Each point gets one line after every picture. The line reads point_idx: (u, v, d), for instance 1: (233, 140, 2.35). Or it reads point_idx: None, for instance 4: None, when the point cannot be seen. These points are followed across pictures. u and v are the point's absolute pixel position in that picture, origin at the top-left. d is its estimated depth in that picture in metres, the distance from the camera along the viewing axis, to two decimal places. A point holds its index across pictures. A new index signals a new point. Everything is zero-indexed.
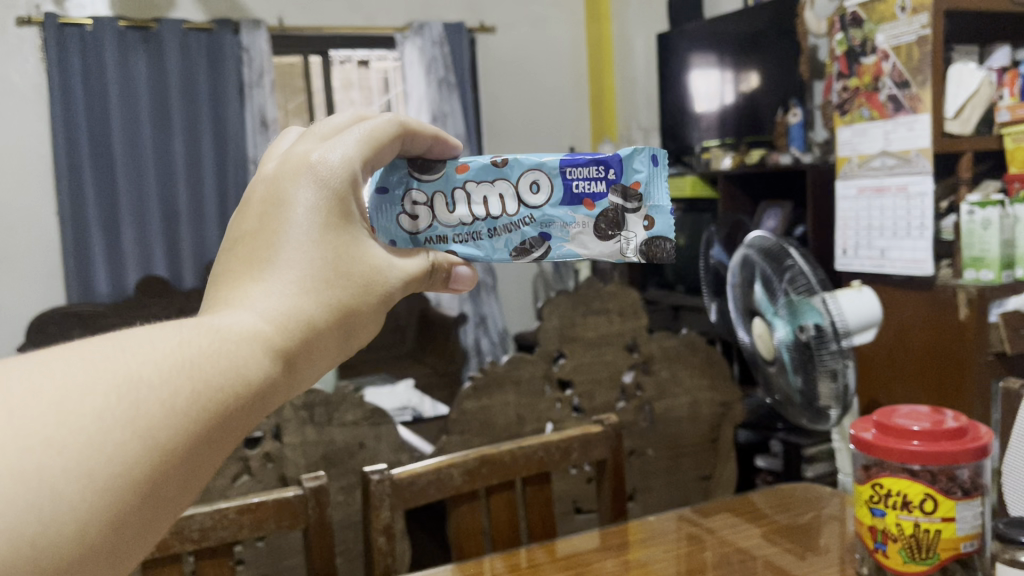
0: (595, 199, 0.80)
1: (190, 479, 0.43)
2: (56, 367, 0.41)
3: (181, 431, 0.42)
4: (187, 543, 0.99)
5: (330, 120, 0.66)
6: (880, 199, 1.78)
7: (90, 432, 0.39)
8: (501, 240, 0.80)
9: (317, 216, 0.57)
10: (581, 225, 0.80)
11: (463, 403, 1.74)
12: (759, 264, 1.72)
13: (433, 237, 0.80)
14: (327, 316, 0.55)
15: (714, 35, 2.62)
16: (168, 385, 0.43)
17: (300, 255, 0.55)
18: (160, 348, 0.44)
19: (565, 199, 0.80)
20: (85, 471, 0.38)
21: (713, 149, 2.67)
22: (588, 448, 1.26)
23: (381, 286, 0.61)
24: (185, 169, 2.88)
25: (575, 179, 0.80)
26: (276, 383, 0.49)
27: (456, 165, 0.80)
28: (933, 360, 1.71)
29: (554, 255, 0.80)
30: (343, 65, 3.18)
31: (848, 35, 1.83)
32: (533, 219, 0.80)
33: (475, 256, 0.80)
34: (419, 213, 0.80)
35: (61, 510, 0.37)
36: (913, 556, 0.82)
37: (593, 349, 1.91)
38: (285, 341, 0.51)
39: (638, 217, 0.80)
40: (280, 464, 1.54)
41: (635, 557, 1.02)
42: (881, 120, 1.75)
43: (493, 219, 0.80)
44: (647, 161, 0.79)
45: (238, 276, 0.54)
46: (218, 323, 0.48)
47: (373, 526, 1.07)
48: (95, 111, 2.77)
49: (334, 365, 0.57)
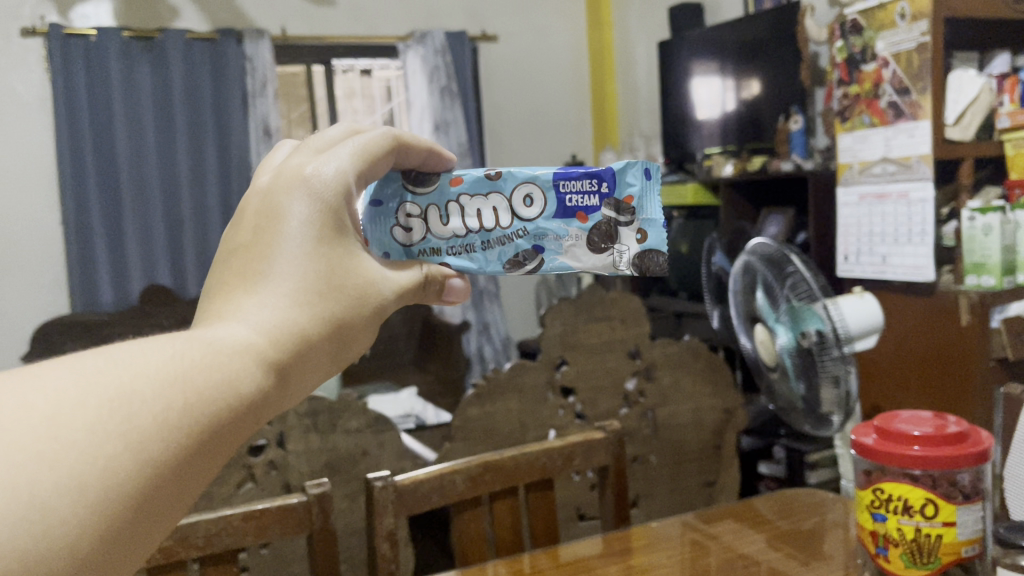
0: (588, 212, 0.80)
1: (182, 489, 0.44)
2: (48, 381, 0.42)
3: (173, 444, 0.43)
4: (192, 550, 0.99)
5: (325, 134, 0.67)
6: (880, 207, 1.79)
7: (83, 444, 0.40)
8: (494, 252, 0.81)
9: (313, 230, 0.58)
10: (574, 238, 0.80)
11: (466, 411, 1.75)
12: (760, 270, 1.73)
13: (426, 250, 0.81)
14: (319, 328, 0.55)
15: (715, 43, 2.63)
16: (161, 398, 0.43)
17: (297, 268, 0.56)
18: (152, 361, 0.45)
19: (558, 212, 0.81)
20: (78, 485, 0.39)
21: (715, 156, 2.68)
22: (590, 455, 1.27)
23: (377, 299, 0.62)
24: (189, 179, 2.89)
25: (568, 193, 0.80)
26: (268, 396, 0.50)
27: (451, 178, 0.81)
28: (936, 365, 1.71)
29: (546, 268, 0.81)
30: (346, 74, 3.19)
31: (849, 42, 1.84)
32: (526, 232, 0.81)
33: (468, 268, 0.81)
34: (413, 225, 0.80)
35: (55, 524, 0.38)
36: (914, 561, 0.82)
37: (596, 356, 1.92)
38: (277, 353, 0.52)
39: (631, 230, 0.80)
40: (285, 472, 1.57)
41: (638, 563, 1.02)
42: (881, 126, 1.76)
43: (486, 232, 0.81)
44: (640, 174, 0.79)
45: (231, 289, 0.54)
46: (210, 336, 0.49)
47: (377, 532, 1.07)
48: (98, 122, 2.79)
49: (328, 377, 0.58)
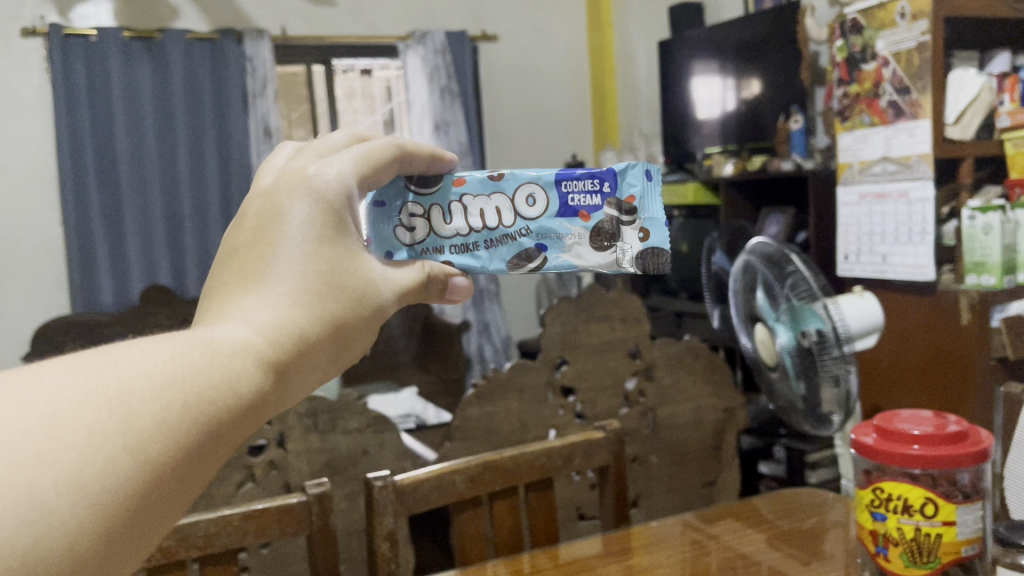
0: (590, 212, 0.80)
1: (181, 489, 0.44)
2: (48, 381, 0.42)
3: (172, 444, 0.43)
4: (192, 549, 0.99)
5: (328, 138, 0.67)
6: (880, 206, 1.79)
7: (82, 444, 0.40)
8: (497, 251, 0.81)
9: (315, 229, 0.58)
10: (577, 236, 0.80)
11: (466, 411, 1.75)
12: (760, 270, 1.73)
13: (430, 249, 0.81)
14: (318, 329, 0.55)
15: (714, 42, 2.64)
16: (160, 398, 0.43)
17: (297, 267, 0.56)
18: (151, 360, 0.45)
19: (560, 211, 0.81)
20: (77, 486, 0.39)
21: (715, 156, 2.68)
22: (590, 454, 1.27)
23: (377, 299, 0.62)
24: (189, 179, 2.90)
25: (570, 192, 0.80)
26: (268, 396, 0.50)
27: (453, 180, 0.81)
28: (936, 364, 1.71)
29: (549, 267, 0.81)
30: (346, 74, 3.18)
31: (849, 41, 1.84)
32: (528, 231, 0.81)
33: (471, 267, 0.81)
34: (416, 224, 0.80)
35: (53, 525, 0.38)
36: (914, 560, 0.82)
37: (596, 356, 1.92)
38: (277, 353, 0.52)
39: (633, 230, 0.80)
40: (285, 472, 1.55)
41: (638, 562, 1.02)
42: (882, 126, 1.75)
43: (489, 231, 0.81)
44: (641, 176, 0.79)
45: (231, 289, 0.54)
46: (209, 335, 0.49)
47: (376, 532, 1.07)
48: (99, 123, 2.79)
49: (327, 378, 0.58)
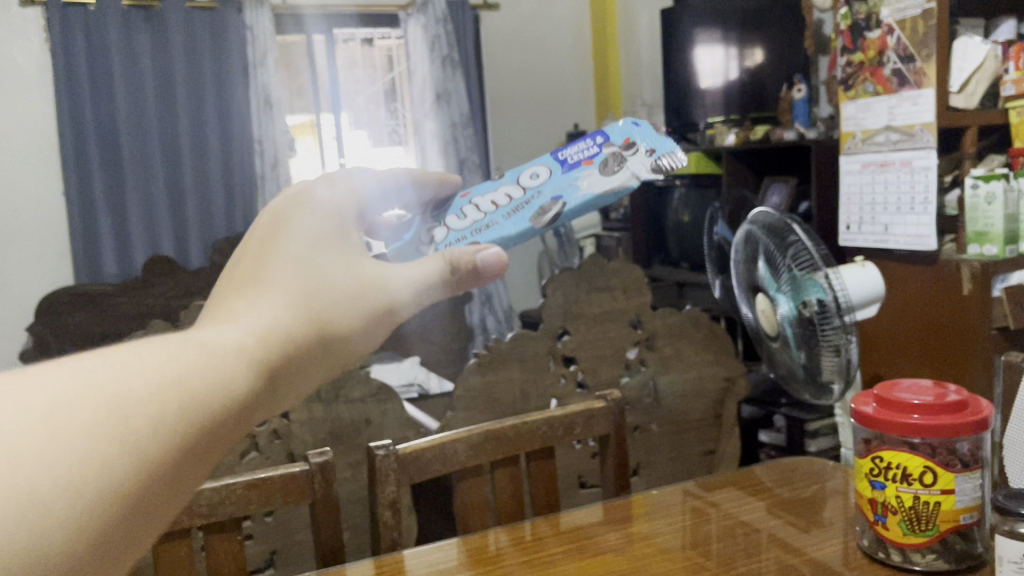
0: (592, 158, 0.86)
1: (175, 489, 0.44)
2: (46, 380, 0.42)
3: (166, 444, 0.43)
4: (197, 518, 1.00)
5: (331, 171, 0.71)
6: (886, 173, 1.77)
7: (79, 446, 0.40)
8: (516, 218, 0.84)
9: (306, 250, 0.58)
10: (587, 176, 0.85)
11: (468, 380, 1.76)
12: (762, 239, 1.72)
13: (454, 240, 0.83)
14: (316, 332, 0.55)
15: (719, 11, 2.61)
16: (156, 400, 0.44)
17: (291, 285, 0.55)
18: (148, 362, 0.45)
19: (564, 169, 0.87)
20: (73, 484, 0.39)
21: (718, 125, 2.66)
22: (592, 423, 1.27)
23: (379, 298, 0.61)
24: (190, 151, 2.97)
25: (568, 155, 0.88)
26: (260, 396, 0.50)
27: (461, 198, 0.88)
28: (937, 334, 1.71)
29: (570, 205, 0.83)
30: (348, 44, 2.83)
31: (853, 9, 1.82)
32: (540, 194, 0.85)
33: (497, 236, 0.83)
34: (435, 232, 0.84)
35: (48, 524, 0.38)
36: (913, 528, 0.84)
37: (597, 326, 1.91)
38: (271, 356, 0.52)
39: (636, 155, 0.85)
40: (289, 440, 1.58)
41: (638, 530, 1.03)
42: (886, 95, 1.74)
43: (504, 209, 0.85)
44: (626, 124, 0.88)
45: (228, 295, 0.55)
46: (204, 339, 0.50)
47: (379, 500, 1.08)
48: (99, 95, 2.85)
49: (325, 382, 0.58)
